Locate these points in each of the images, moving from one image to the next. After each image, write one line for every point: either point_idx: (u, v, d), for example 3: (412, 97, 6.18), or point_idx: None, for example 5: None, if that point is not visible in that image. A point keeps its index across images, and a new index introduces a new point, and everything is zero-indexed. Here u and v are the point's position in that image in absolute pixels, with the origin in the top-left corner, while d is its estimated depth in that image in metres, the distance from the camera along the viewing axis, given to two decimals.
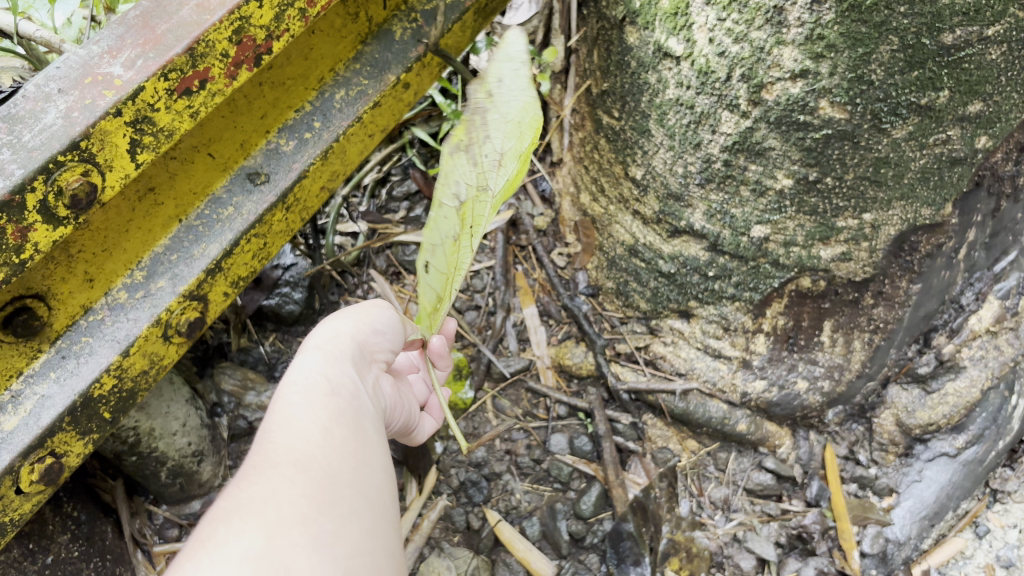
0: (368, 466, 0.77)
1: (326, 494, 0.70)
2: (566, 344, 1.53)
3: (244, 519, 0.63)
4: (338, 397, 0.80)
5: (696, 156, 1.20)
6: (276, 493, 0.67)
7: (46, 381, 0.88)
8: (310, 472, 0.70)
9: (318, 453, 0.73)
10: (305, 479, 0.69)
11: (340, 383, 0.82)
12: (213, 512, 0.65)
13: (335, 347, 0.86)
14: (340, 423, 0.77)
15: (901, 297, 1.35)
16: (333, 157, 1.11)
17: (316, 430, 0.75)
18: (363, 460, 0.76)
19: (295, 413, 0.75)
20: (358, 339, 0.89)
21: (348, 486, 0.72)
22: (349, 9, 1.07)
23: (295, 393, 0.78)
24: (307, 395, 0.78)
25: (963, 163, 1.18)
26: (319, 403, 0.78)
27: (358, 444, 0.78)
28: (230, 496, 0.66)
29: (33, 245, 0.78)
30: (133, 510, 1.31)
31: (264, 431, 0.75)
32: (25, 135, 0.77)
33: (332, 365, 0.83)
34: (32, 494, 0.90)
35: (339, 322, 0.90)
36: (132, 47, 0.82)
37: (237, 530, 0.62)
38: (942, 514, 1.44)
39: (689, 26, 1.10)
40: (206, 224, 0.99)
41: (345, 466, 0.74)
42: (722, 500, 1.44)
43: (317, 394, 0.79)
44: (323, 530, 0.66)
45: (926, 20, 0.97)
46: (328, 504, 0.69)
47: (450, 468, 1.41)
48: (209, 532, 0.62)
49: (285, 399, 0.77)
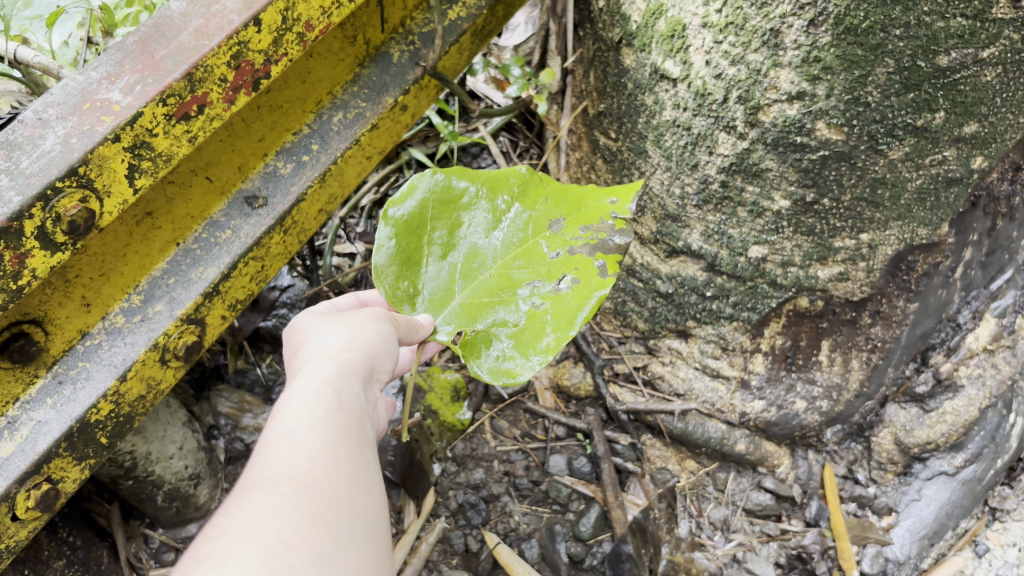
0: (373, 488, 0.67)
1: (332, 510, 0.62)
2: (564, 364, 1.52)
3: (239, 541, 0.57)
4: (348, 408, 0.70)
5: (693, 177, 1.21)
6: (273, 515, 0.59)
7: (43, 407, 0.87)
8: (311, 492, 0.62)
9: (322, 472, 0.63)
10: (309, 494, 0.62)
11: (351, 392, 0.72)
12: (208, 527, 0.58)
13: (349, 352, 0.76)
14: (350, 423, 0.69)
15: (898, 316, 1.36)
16: (332, 179, 1.11)
17: (320, 445, 0.65)
18: (369, 481, 0.67)
19: (300, 422, 0.66)
20: (375, 343, 0.79)
21: (350, 509, 0.63)
22: (348, 32, 1.07)
23: (301, 399, 0.68)
24: (315, 403, 0.68)
25: (960, 183, 1.19)
26: (326, 415, 0.68)
27: (366, 463, 0.68)
28: (226, 511, 0.59)
29: (31, 271, 0.78)
30: (128, 535, 1.29)
31: (264, 438, 0.65)
32: (23, 161, 0.77)
33: (344, 373, 0.73)
34: (27, 521, 0.89)
35: (353, 324, 0.80)
36: (131, 72, 0.82)
37: (231, 555, 0.56)
38: (942, 534, 1.45)
39: (685, 48, 1.10)
40: (204, 248, 0.99)
41: (349, 488, 0.65)
42: (721, 521, 1.44)
43: (326, 402, 0.69)
44: (320, 557, 0.59)
45: (921, 42, 0.98)
46: (328, 529, 0.61)
47: (449, 489, 1.41)
48: (200, 556, 0.56)
49: (289, 405, 0.67)
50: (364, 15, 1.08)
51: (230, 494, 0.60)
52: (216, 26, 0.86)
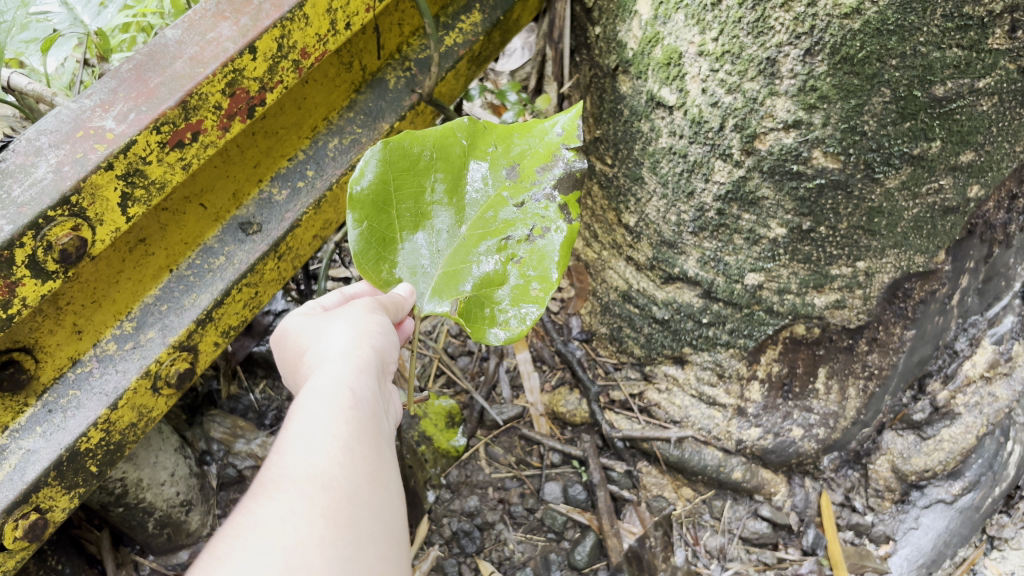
0: (385, 489, 0.66)
1: (348, 512, 0.61)
2: (560, 391, 1.52)
3: (258, 539, 0.56)
4: (364, 406, 0.69)
5: (689, 205, 1.20)
6: (293, 513, 0.58)
7: (32, 436, 0.86)
8: (328, 491, 0.61)
9: (339, 473, 0.62)
10: (326, 495, 0.60)
11: (366, 391, 0.70)
12: (226, 526, 0.57)
13: (359, 351, 0.74)
14: (365, 426, 0.67)
15: (895, 343, 1.35)
16: (327, 206, 1.10)
17: (336, 445, 0.64)
18: (382, 482, 0.66)
19: (316, 421, 0.65)
20: (380, 342, 0.77)
21: (366, 510, 0.62)
22: (344, 58, 1.07)
23: (315, 399, 0.67)
24: (331, 403, 0.67)
25: (956, 212, 1.19)
26: (341, 415, 0.66)
27: (380, 465, 0.67)
28: (244, 510, 0.58)
29: (21, 300, 0.77)
30: (119, 562, 1.27)
31: (280, 437, 0.64)
32: (14, 189, 0.76)
33: (357, 372, 0.71)
34: (15, 551, 0.88)
35: (356, 322, 0.78)
36: (125, 100, 0.82)
37: (254, 552, 0.55)
38: (940, 563, 1.45)
39: (682, 76, 1.10)
40: (197, 275, 0.98)
41: (365, 488, 0.64)
42: (718, 549, 1.42)
43: (340, 402, 0.67)
44: (337, 557, 0.58)
45: (917, 73, 0.98)
46: (345, 529, 0.60)
47: (443, 517, 1.39)
48: (220, 552, 0.55)
49: (303, 407, 0.66)
50: (362, 42, 1.08)
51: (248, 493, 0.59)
52: (211, 54, 0.85)
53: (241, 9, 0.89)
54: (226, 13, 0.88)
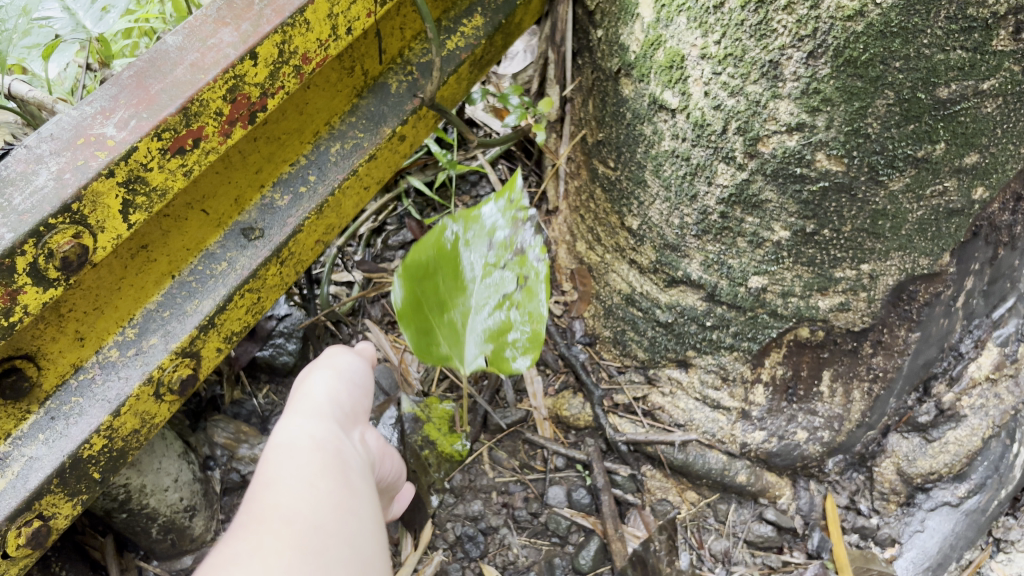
0: (357, 517, 0.65)
1: (318, 542, 0.59)
2: (564, 394, 1.52)
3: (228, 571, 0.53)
4: (323, 453, 0.70)
5: (692, 208, 1.19)
6: (261, 545, 0.56)
7: (34, 443, 0.85)
8: (295, 522, 0.60)
9: (304, 506, 0.62)
10: (294, 527, 0.59)
11: (325, 441, 0.72)
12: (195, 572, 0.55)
13: (317, 412, 0.77)
14: (327, 469, 0.68)
15: (900, 346, 1.35)
16: (328, 210, 1.10)
17: (300, 484, 0.64)
18: (353, 511, 0.65)
19: (277, 472, 0.65)
20: (341, 401, 0.81)
21: (336, 536, 0.61)
22: (344, 63, 1.06)
23: (275, 456, 0.68)
24: (293, 456, 0.68)
25: (961, 214, 1.18)
26: (301, 462, 0.67)
27: (349, 498, 0.67)
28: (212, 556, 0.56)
29: (23, 308, 0.76)
30: (123, 568, 1.27)
31: (248, 488, 0.64)
32: (15, 197, 0.76)
33: (314, 431, 0.73)
34: (19, 558, 0.87)
35: (315, 389, 0.81)
36: (126, 107, 0.81)
37: None
38: (946, 566, 1.45)
39: (685, 78, 1.10)
40: (199, 280, 0.98)
41: (334, 516, 0.63)
42: (723, 553, 1.42)
43: (299, 453, 0.69)
44: None
45: (921, 75, 0.97)
46: (316, 553, 0.58)
47: (447, 521, 1.39)
48: None
49: (268, 463, 0.67)
50: (362, 47, 1.07)
51: (216, 541, 0.58)
52: (212, 60, 0.85)
53: (242, 15, 0.88)
54: (227, 19, 0.88)
